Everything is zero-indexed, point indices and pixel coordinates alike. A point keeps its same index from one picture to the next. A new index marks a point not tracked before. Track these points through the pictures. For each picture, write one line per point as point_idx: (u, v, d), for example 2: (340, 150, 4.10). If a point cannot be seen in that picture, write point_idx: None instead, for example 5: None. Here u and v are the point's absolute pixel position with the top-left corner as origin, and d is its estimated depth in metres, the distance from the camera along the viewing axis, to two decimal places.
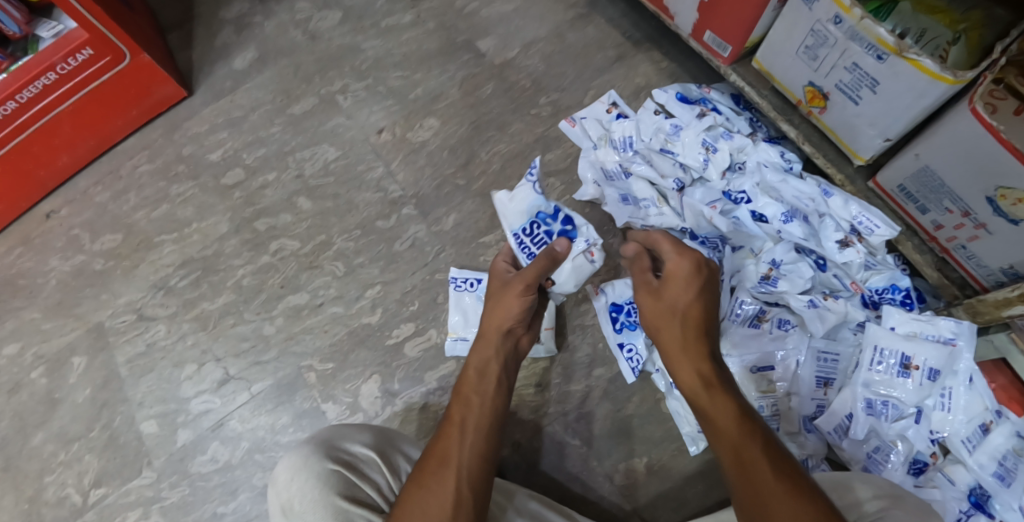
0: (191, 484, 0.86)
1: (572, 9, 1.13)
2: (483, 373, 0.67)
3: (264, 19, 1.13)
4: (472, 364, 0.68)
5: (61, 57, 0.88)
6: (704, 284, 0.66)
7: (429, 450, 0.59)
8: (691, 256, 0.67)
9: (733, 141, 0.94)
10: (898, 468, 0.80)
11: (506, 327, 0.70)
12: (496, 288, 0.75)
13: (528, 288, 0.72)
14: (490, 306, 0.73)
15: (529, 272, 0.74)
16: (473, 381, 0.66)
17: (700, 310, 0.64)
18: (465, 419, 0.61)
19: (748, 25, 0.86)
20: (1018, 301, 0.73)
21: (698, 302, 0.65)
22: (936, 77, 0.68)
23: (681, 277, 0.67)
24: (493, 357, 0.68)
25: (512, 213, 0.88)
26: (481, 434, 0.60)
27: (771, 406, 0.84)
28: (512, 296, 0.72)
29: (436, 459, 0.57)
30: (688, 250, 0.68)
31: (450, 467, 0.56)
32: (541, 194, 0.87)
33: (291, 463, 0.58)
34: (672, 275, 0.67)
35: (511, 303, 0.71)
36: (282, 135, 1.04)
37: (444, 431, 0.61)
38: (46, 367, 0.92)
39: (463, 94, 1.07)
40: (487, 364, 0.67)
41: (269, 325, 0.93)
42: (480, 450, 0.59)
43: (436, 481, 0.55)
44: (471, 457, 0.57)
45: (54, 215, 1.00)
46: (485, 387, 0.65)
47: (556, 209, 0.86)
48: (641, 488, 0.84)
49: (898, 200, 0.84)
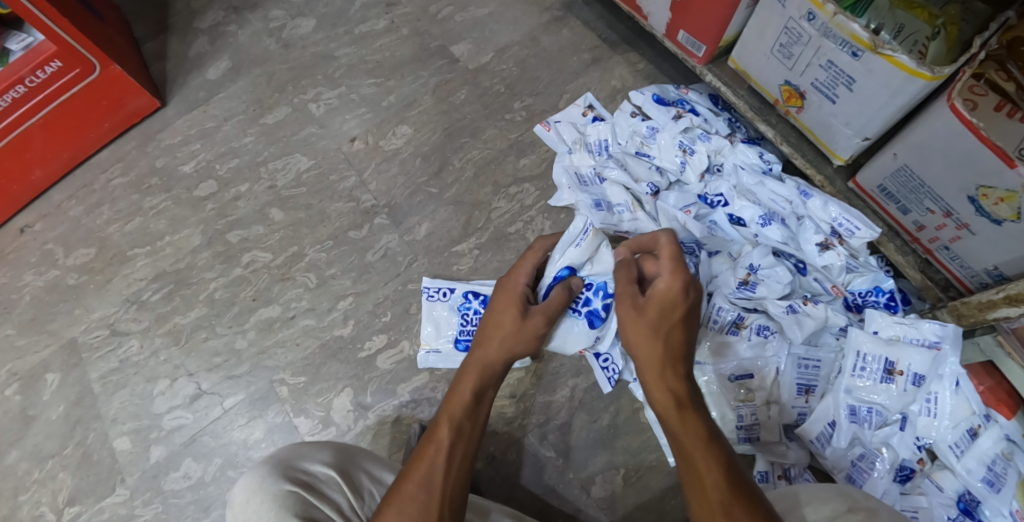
0: (164, 502, 0.84)
1: (547, 12, 1.12)
2: (478, 401, 0.62)
3: (237, 28, 1.12)
4: (469, 388, 0.62)
5: (29, 70, 0.87)
6: (689, 309, 0.60)
7: (407, 471, 0.53)
8: (683, 274, 0.60)
9: (711, 143, 0.93)
10: (884, 476, 0.77)
11: (509, 359, 0.67)
12: (510, 316, 0.70)
13: (548, 324, 0.71)
14: (498, 331, 0.68)
15: (552, 307, 0.72)
16: (465, 406, 0.60)
17: (680, 334, 0.59)
18: (453, 444, 0.56)
19: (720, 24, 0.84)
20: (1002, 303, 0.69)
21: (678, 330, 0.59)
22: (912, 73, 0.66)
23: (668, 296, 0.59)
24: (491, 385, 0.65)
25: (587, 255, 0.80)
26: (466, 464, 0.55)
27: (750, 416, 0.81)
28: (532, 331, 0.69)
29: (417, 481, 0.52)
30: (682, 268, 0.60)
31: (435, 494, 0.51)
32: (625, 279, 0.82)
33: (247, 484, 0.55)
34: (659, 292, 0.60)
35: (526, 339, 0.69)
36: (255, 146, 1.03)
37: (425, 451, 0.55)
38: (19, 384, 0.90)
39: (437, 100, 1.05)
40: (485, 392, 0.63)
41: (241, 338, 0.91)
42: (463, 479, 0.54)
43: (418, 507, 0.50)
44: (458, 485, 0.53)
45: (28, 229, 0.98)
46: (477, 414, 0.60)
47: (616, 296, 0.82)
48: (619, 500, 0.82)
49: (878, 200, 0.82)
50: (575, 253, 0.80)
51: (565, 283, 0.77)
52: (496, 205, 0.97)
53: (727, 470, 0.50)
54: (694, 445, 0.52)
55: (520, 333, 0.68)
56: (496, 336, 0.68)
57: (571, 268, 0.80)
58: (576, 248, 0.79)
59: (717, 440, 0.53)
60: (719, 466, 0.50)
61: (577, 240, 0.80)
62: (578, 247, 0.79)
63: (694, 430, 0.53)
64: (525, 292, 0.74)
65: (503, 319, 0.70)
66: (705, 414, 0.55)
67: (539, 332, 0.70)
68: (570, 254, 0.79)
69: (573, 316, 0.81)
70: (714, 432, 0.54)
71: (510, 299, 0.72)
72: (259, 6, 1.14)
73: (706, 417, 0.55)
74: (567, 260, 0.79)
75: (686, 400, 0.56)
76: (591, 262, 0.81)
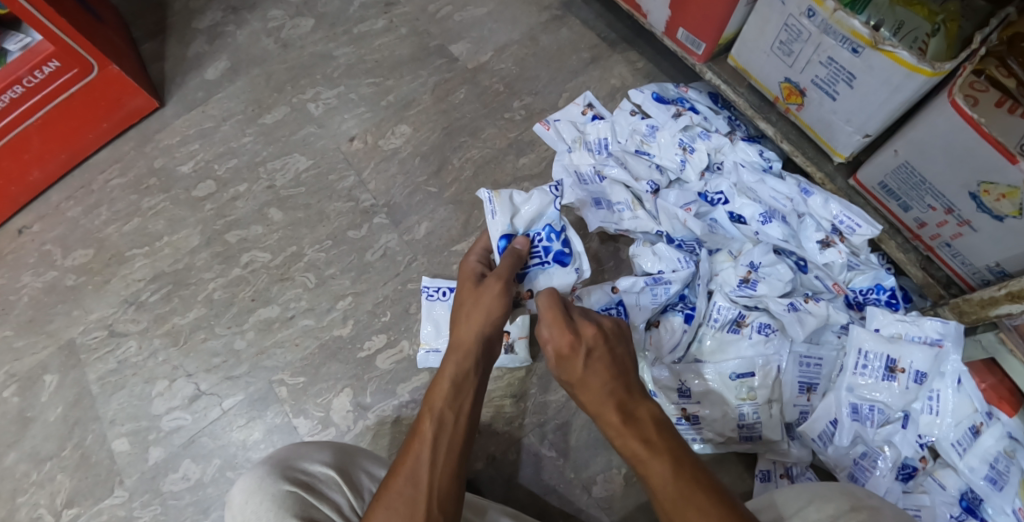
0: (163, 503, 0.83)
1: (546, 11, 1.12)
2: (458, 389, 0.61)
3: (236, 28, 1.12)
4: (449, 375, 0.62)
5: (27, 70, 0.87)
6: (587, 354, 0.62)
7: (395, 466, 0.53)
8: (566, 332, 0.64)
9: (711, 141, 0.93)
10: (886, 475, 0.76)
11: (485, 334, 0.66)
12: (469, 294, 0.71)
13: (503, 281, 0.71)
14: (462, 314, 0.68)
15: (505, 269, 0.73)
16: (446, 394, 0.60)
17: (593, 379, 0.61)
18: (438, 437, 0.55)
19: (721, 22, 0.84)
20: (1004, 300, 0.69)
21: (586, 374, 0.61)
22: (913, 69, 0.66)
23: (567, 356, 0.63)
24: (472, 370, 0.63)
25: (508, 215, 0.80)
26: (453, 455, 0.54)
27: (752, 415, 0.80)
28: (491, 295, 0.69)
29: (405, 477, 0.51)
30: (562, 326, 0.64)
31: (421, 488, 0.51)
32: (557, 209, 0.82)
33: (246, 485, 0.55)
34: (558, 356, 0.64)
35: (489, 303, 0.68)
36: (254, 146, 1.03)
37: (409, 446, 0.55)
38: (18, 386, 0.89)
39: (436, 99, 1.05)
40: (464, 377, 0.62)
41: (240, 339, 0.91)
42: (453, 473, 0.53)
43: (406, 503, 0.49)
44: (445, 478, 0.52)
45: (26, 230, 0.98)
46: (460, 402, 0.59)
47: (562, 227, 0.81)
48: (621, 500, 0.81)
49: (878, 196, 0.81)
50: (499, 221, 0.80)
51: (508, 249, 0.77)
52: None
53: (673, 475, 0.50)
54: (642, 467, 0.53)
55: (479, 304, 0.68)
56: (466, 317, 0.68)
57: (504, 234, 0.79)
58: (495, 216, 0.80)
59: (660, 451, 0.53)
60: (665, 479, 0.50)
61: (492, 210, 0.80)
62: (496, 216, 0.80)
63: (637, 451, 0.54)
64: (478, 271, 0.75)
65: (461, 304, 0.70)
66: (645, 429, 0.55)
67: (498, 290, 0.69)
68: (495, 226, 0.80)
69: (543, 269, 0.80)
70: (659, 445, 0.53)
71: (463, 281, 0.74)
72: (257, 6, 1.14)
73: (647, 432, 0.55)
74: (497, 230, 0.80)
75: (620, 426, 0.56)
76: (512, 216, 0.80)
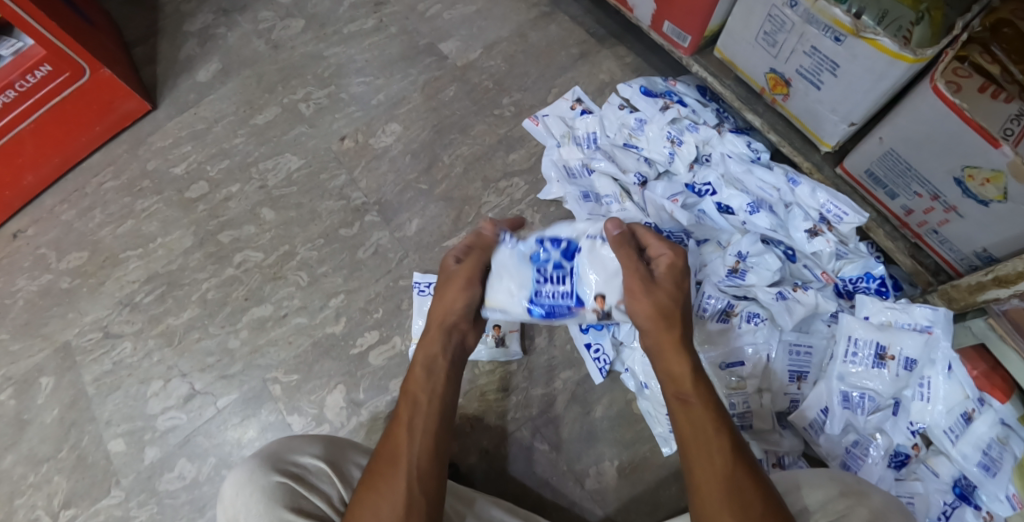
0: (158, 503, 0.84)
1: (535, 8, 1.12)
2: (431, 370, 0.61)
3: (227, 30, 1.12)
4: (421, 359, 0.61)
5: (18, 75, 0.87)
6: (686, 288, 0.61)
7: (377, 454, 0.56)
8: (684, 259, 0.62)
9: (699, 134, 0.94)
10: (879, 463, 0.77)
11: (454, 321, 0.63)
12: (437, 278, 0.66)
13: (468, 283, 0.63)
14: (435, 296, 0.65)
15: (471, 265, 0.64)
16: (421, 377, 0.60)
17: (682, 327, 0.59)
18: (413, 421, 0.57)
19: (704, 15, 0.84)
20: (991, 285, 0.70)
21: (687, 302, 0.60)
22: (895, 57, 0.66)
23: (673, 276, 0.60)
24: (440, 352, 0.62)
25: (496, 296, 0.63)
26: (430, 435, 0.56)
27: (742, 404, 0.80)
28: (454, 290, 0.64)
29: (385, 462, 0.54)
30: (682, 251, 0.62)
31: (402, 473, 0.53)
32: (513, 240, 0.65)
33: (236, 477, 0.55)
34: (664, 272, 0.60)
35: (455, 295, 0.63)
36: (245, 146, 1.03)
37: (391, 431, 0.57)
38: (14, 389, 0.90)
39: (426, 97, 1.06)
40: (434, 360, 0.61)
41: (233, 338, 0.91)
42: (433, 452, 0.55)
43: (388, 487, 0.52)
44: (424, 459, 0.54)
45: (21, 234, 0.98)
46: (433, 383, 0.60)
47: (540, 239, 0.64)
48: (613, 493, 0.81)
49: (866, 186, 0.82)
50: (507, 306, 0.63)
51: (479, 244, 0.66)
52: (486, 200, 0.98)
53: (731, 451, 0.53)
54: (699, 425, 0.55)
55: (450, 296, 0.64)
56: (441, 296, 0.64)
57: (526, 305, 0.62)
58: (504, 312, 0.63)
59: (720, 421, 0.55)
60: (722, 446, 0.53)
61: (495, 309, 0.64)
62: (501, 311, 0.64)
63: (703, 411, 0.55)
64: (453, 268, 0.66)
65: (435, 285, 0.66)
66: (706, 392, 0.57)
67: (463, 287, 0.63)
68: (511, 310, 0.63)
69: (576, 274, 0.62)
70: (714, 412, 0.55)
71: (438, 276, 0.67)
72: (247, 8, 1.15)
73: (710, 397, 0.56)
74: (521, 313, 0.63)
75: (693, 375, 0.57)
76: (504, 297, 0.63)
